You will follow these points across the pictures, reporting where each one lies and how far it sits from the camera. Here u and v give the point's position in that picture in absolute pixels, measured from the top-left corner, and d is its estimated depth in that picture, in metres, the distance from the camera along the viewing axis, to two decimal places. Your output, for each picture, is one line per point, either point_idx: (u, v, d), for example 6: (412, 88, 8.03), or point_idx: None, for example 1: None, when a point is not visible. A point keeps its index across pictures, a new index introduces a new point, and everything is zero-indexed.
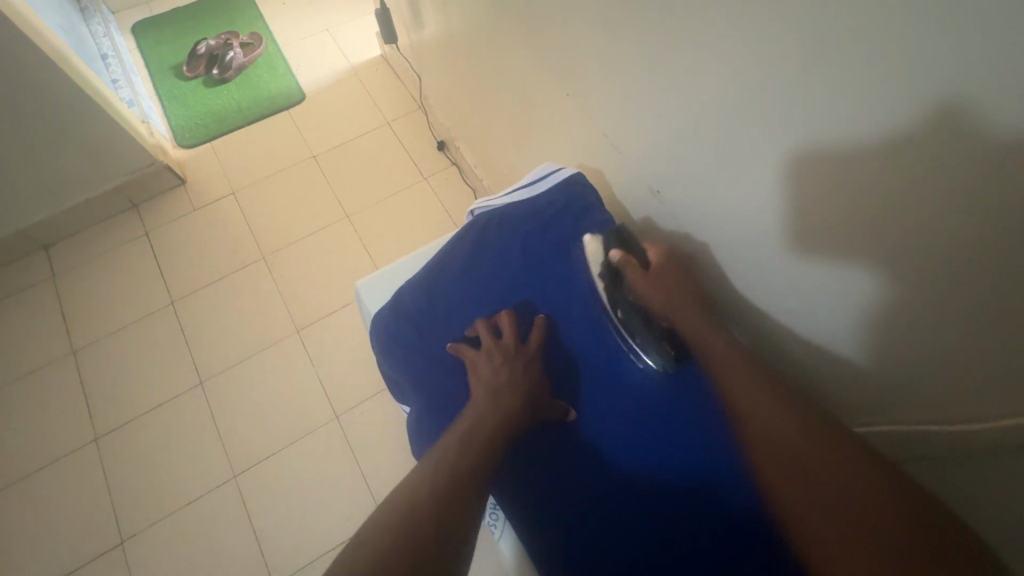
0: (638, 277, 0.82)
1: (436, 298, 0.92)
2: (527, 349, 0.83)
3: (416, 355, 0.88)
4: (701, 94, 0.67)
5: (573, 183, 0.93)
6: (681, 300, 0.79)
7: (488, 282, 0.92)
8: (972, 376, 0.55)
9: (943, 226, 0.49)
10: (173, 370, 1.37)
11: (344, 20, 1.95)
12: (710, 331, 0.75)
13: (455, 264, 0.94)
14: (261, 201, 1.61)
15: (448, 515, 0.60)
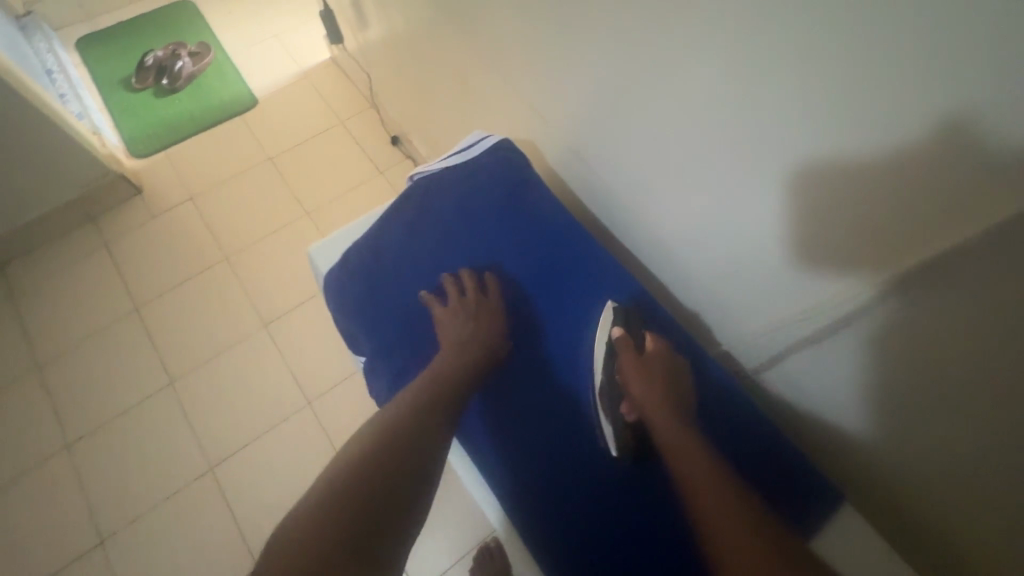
0: (628, 361, 0.74)
1: (388, 258, 0.83)
2: (490, 306, 0.80)
3: (370, 317, 0.81)
4: (700, 95, 0.66)
5: (516, 150, 0.83)
6: (665, 397, 0.70)
7: (441, 250, 0.83)
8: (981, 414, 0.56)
9: (946, 241, 0.51)
10: (142, 374, 1.42)
11: (291, 24, 1.98)
12: (682, 428, 0.67)
13: (404, 221, 0.84)
14: (221, 205, 1.65)
15: (399, 477, 0.63)
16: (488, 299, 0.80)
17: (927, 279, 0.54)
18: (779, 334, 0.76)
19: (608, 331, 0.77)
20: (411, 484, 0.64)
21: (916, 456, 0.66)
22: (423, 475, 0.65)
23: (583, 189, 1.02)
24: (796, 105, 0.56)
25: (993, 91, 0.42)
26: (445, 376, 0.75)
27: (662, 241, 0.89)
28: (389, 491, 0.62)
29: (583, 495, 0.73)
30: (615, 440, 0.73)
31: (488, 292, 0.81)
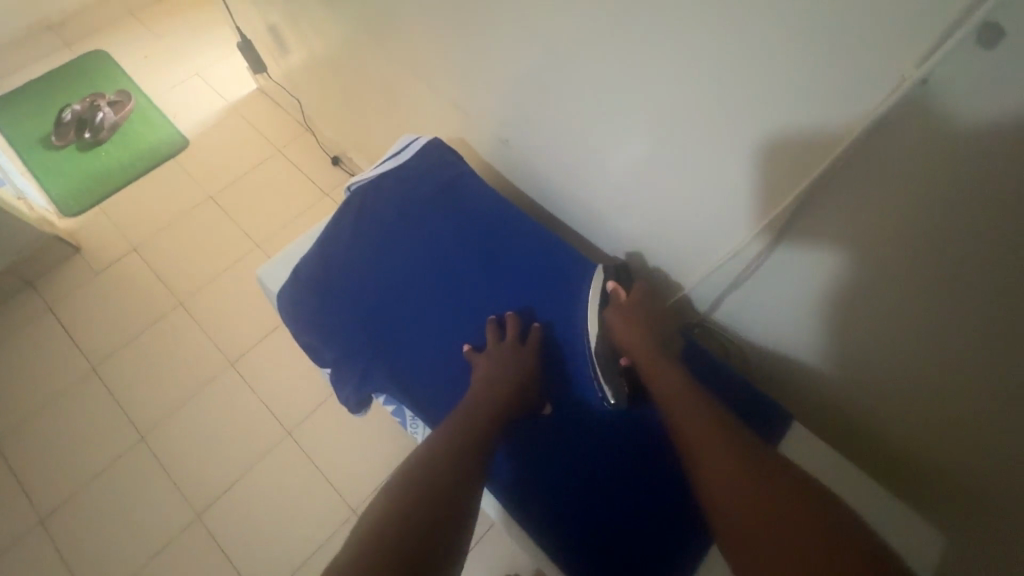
0: (614, 311, 0.74)
1: (365, 278, 0.77)
2: (533, 348, 0.73)
3: (354, 344, 0.74)
4: (667, 93, 0.66)
5: (465, 166, 0.83)
6: (652, 342, 0.71)
7: (425, 268, 0.78)
8: (952, 354, 0.61)
9: (906, 203, 0.54)
10: (110, 433, 1.38)
11: (212, 59, 1.95)
12: (664, 366, 0.69)
13: (379, 242, 0.79)
14: (166, 250, 1.62)
15: (434, 539, 0.53)
16: (529, 341, 0.74)
17: (832, 208, 0.61)
18: (726, 278, 0.81)
19: (601, 285, 0.77)
20: (450, 551, 0.53)
21: (899, 399, 0.71)
22: (460, 542, 0.55)
23: (516, 172, 1.05)
24: (767, 93, 0.57)
25: (856, 46, 0.48)
26: (484, 422, 0.66)
27: (598, 210, 0.93)
28: (435, 536, 0.53)
29: (599, 464, 0.71)
30: (611, 387, 0.72)
31: (529, 333, 0.75)
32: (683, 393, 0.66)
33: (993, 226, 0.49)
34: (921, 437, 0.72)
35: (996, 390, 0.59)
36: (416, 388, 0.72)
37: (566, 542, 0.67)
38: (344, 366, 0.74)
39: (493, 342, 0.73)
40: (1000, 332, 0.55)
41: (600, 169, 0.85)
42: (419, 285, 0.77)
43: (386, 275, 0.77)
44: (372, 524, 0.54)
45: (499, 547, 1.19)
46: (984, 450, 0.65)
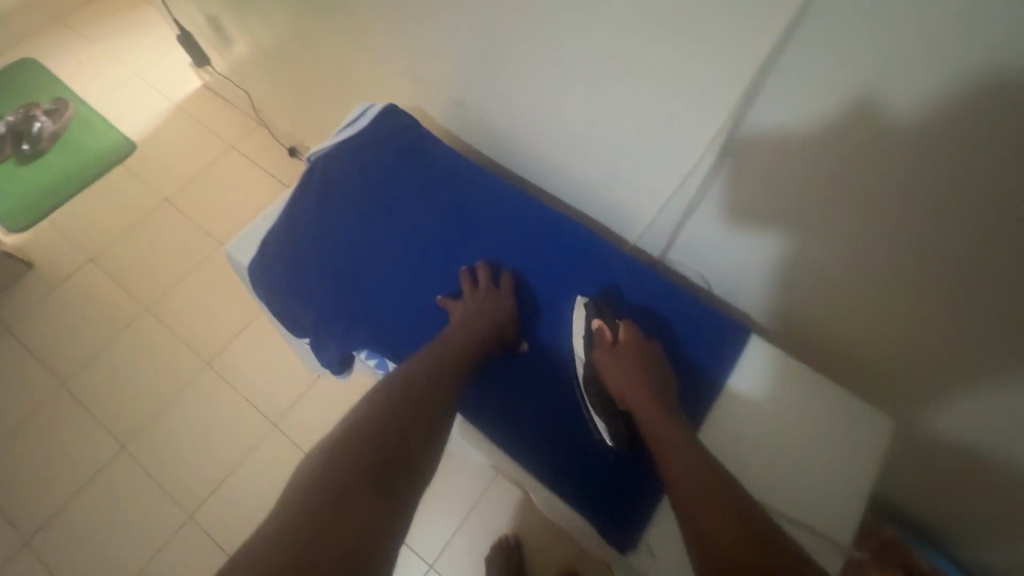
0: (603, 354, 0.69)
1: (332, 242, 0.76)
2: (509, 295, 0.74)
3: (325, 306, 0.73)
4: (608, 35, 0.68)
5: (421, 128, 0.83)
6: (647, 388, 0.65)
7: (391, 230, 0.77)
8: (888, 262, 0.65)
9: (836, 121, 0.57)
10: (89, 446, 1.35)
11: (152, 59, 1.88)
12: (659, 418, 0.62)
13: (343, 208, 0.78)
14: (126, 258, 1.57)
15: (391, 466, 0.55)
16: (504, 285, 0.75)
17: (760, 128, 0.64)
18: (676, 215, 0.84)
19: (585, 321, 0.72)
20: (408, 476, 0.55)
21: (848, 313, 0.75)
22: (419, 467, 0.57)
23: (475, 137, 1.05)
24: (698, 25, 0.59)
25: None
26: (456, 361, 0.67)
27: (557, 164, 0.94)
28: (392, 469, 0.54)
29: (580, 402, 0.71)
30: (609, 430, 0.66)
31: (501, 279, 0.75)
32: (681, 449, 0.58)
33: (908, 125, 0.53)
34: (867, 346, 0.76)
35: (928, 288, 0.64)
36: (393, 344, 0.72)
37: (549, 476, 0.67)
38: (316, 327, 0.73)
39: (468, 289, 0.74)
40: (926, 229, 0.59)
41: (551, 121, 0.87)
42: (387, 246, 0.76)
43: (353, 239, 0.77)
44: (333, 446, 0.56)
45: (495, 510, 1.24)
46: (923, 346, 0.70)
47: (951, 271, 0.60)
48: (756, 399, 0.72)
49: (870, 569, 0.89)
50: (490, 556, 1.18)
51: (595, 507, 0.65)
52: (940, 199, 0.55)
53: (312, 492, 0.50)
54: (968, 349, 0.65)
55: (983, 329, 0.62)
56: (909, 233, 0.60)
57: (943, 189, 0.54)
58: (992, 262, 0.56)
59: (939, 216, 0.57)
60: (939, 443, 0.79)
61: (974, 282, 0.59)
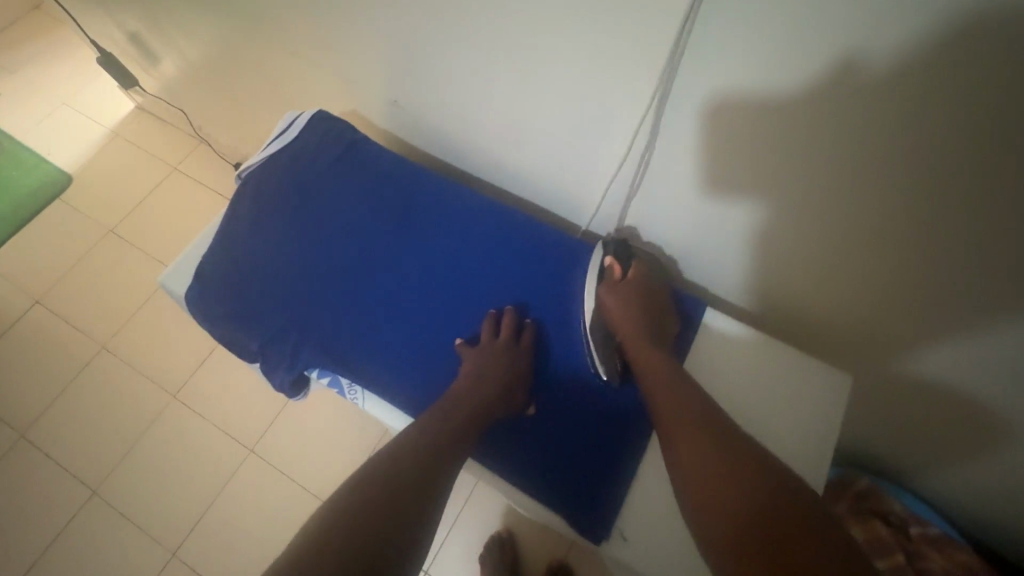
0: (609, 289, 0.70)
1: (275, 263, 0.73)
2: (527, 347, 0.68)
3: (277, 329, 0.71)
4: (528, 17, 0.65)
5: (354, 133, 0.81)
6: (652, 327, 0.67)
7: (336, 241, 0.75)
8: (831, 214, 0.66)
9: (762, 80, 0.57)
10: (58, 495, 1.30)
11: (77, 85, 1.79)
12: (660, 356, 0.64)
13: (285, 225, 0.75)
14: (75, 296, 1.51)
15: (404, 519, 0.51)
16: (523, 341, 0.69)
17: (689, 97, 0.63)
18: (621, 195, 0.83)
19: (599, 260, 0.73)
20: (415, 542, 0.50)
21: (800, 269, 0.75)
22: (423, 532, 0.51)
23: (415, 134, 1.02)
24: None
25: None
26: (468, 421, 0.62)
27: (499, 155, 0.92)
28: (404, 515, 0.51)
29: (549, 394, 0.69)
30: (604, 362, 0.67)
31: (523, 331, 0.70)
32: (676, 387, 0.60)
33: (842, 77, 0.52)
34: (822, 301, 0.78)
35: (876, 236, 0.65)
36: (350, 359, 0.69)
37: (523, 474, 0.65)
38: (269, 352, 0.70)
39: (489, 335, 0.69)
40: (861, 177, 0.60)
41: (488, 113, 0.85)
42: (335, 260, 0.74)
43: (299, 256, 0.74)
44: (336, 508, 0.50)
45: (483, 509, 1.24)
46: (873, 290, 0.71)
47: (896, 217, 0.61)
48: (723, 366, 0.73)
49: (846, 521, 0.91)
50: (483, 556, 1.17)
51: (572, 499, 0.64)
52: (880, 147, 0.56)
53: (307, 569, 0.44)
54: (920, 292, 0.67)
55: (934, 271, 0.64)
56: (854, 185, 0.61)
57: (883, 137, 0.55)
58: (936, 202, 0.57)
59: (880, 165, 0.57)
60: (902, 388, 0.81)
61: (920, 226, 0.60)
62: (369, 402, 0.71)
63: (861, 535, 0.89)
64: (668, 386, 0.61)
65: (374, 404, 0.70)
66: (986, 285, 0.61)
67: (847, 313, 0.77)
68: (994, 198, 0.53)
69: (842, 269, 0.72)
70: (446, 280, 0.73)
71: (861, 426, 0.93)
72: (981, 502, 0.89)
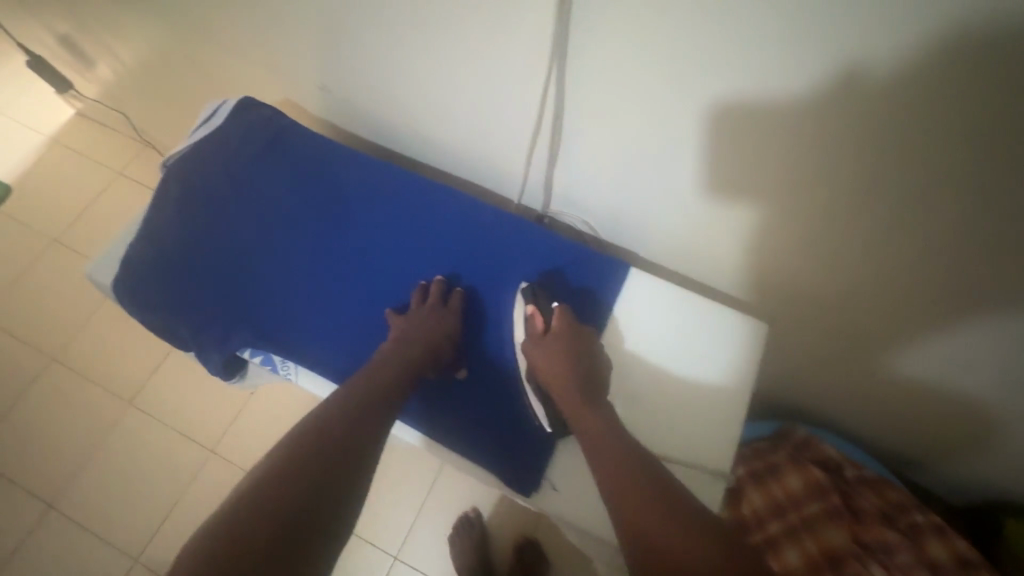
0: (536, 342, 0.67)
1: (203, 246, 0.74)
2: (455, 314, 0.70)
3: (205, 313, 0.71)
4: None
5: (276, 119, 0.81)
6: (582, 379, 0.63)
7: (265, 223, 0.75)
8: (734, 172, 0.69)
9: (645, 47, 0.59)
10: (10, 511, 1.27)
11: (14, 95, 1.74)
12: (588, 413, 0.61)
13: (211, 210, 0.75)
14: (18, 309, 1.47)
15: (327, 482, 0.52)
16: (450, 304, 0.71)
17: (587, 67, 0.65)
18: (545, 166, 0.85)
19: (523, 307, 0.70)
20: (339, 503, 0.52)
21: (718, 226, 0.78)
22: (349, 496, 0.53)
23: (349, 120, 1.02)
24: None
25: None
26: (401, 377, 0.64)
27: (429, 136, 0.93)
28: (328, 478, 0.52)
29: (481, 359, 0.71)
30: (547, 419, 0.65)
31: (450, 296, 0.72)
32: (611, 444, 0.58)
33: (718, 38, 0.54)
34: (741, 255, 0.81)
35: (781, 187, 0.67)
36: (282, 337, 0.70)
37: (456, 434, 0.68)
38: (200, 335, 0.71)
39: (418, 303, 0.71)
40: (752, 133, 0.62)
41: (411, 91, 0.85)
42: (263, 242, 0.74)
43: (226, 241, 0.74)
44: (288, 452, 0.54)
45: (450, 490, 1.25)
46: (785, 242, 0.75)
47: (795, 167, 0.64)
48: (649, 319, 0.76)
49: (783, 468, 0.95)
50: (453, 536, 1.18)
51: (503, 454, 0.66)
52: (771, 100, 0.58)
53: (238, 508, 0.48)
54: (828, 238, 0.70)
55: (836, 215, 0.67)
56: (753, 139, 0.63)
57: (771, 90, 0.57)
58: (821, 151, 0.60)
59: (773, 118, 0.59)
60: (825, 330, 0.86)
61: (817, 173, 0.63)
62: (303, 375, 0.72)
63: (799, 482, 0.93)
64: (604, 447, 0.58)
65: (308, 378, 0.71)
66: (880, 224, 0.65)
67: (767, 266, 0.80)
68: (876, 140, 0.56)
69: (755, 224, 0.75)
70: (375, 255, 0.75)
71: (796, 373, 0.98)
72: (907, 433, 0.95)
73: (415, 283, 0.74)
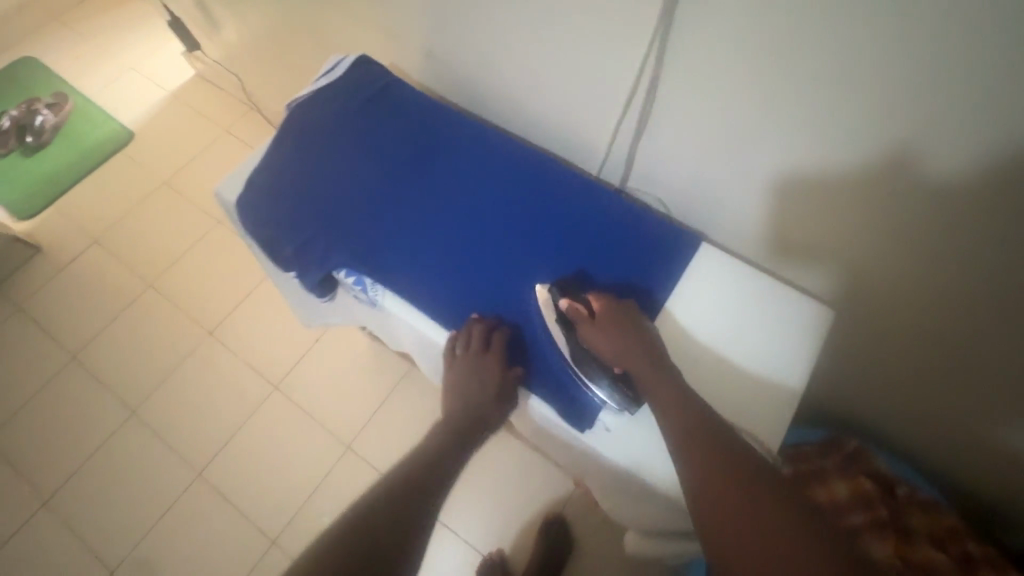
0: (588, 327, 0.68)
1: (312, 177, 0.82)
2: (498, 354, 0.72)
3: (310, 234, 0.80)
4: None
5: (388, 76, 0.90)
6: (641, 346, 0.66)
7: (369, 163, 0.83)
8: (821, 163, 0.68)
9: (746, 29, 0.61)
10: (99, 413, 1.42)
11: (147, 53, 1.96)
12: (663, 373, 0.64)
13: (324, 147, 0.84)
14: (126, 238, 1.64)
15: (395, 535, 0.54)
16: (493, 344, 0.72)
17: (684, 46, 0.67)
18: (627, 144, 0.88)
19: (554, 303, 0.72)
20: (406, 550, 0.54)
21: (796, 219, 0.78)
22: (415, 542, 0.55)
23: (443, 88, 1.09)
24: None
25: None
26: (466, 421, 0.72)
27: (518, 107, 0.98)
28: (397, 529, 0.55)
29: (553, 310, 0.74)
30: (619, 399, 0.68)
31: (494, 336, 0.73)
32: (683, 409, 0.61)
33: (821, 24, 0.55)
34: (812, 253, 0.80)
35: (862, 182, 0.67)
36: (375, 264, 0.78)
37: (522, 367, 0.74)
38: (306, 252, 0.80)
39: (463, 348, 0.73)
40: (841, 125, 0.63)
41: (506, 63, 0.91)
42: (366, 179, 0.82)
43: (333, 175, 0.82)
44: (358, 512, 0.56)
45: (490, 456, 1.30)
46: (865, 241, 0.74)
47: (880, 160, 0.63)
48: (713, 296, 0.78)
49: (829, 475, 0.94)
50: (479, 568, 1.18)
51: (564, 395, 0.72)
52: (866, 88, 0.58)
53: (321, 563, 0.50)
54: (907, 241, 0.69)
55: (920, 217, 0.66)
56: (840, 129, 0.63)
57: (868, 77, 0.57)
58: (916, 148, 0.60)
59: (865, 108, 0.59)
60: (892, 340, 0.83)
61: (905, 171, 0.62)
62: (387, 295, 0.79)
63: (846, 490, 0.91)
64: (677, 412, 0.61)
65: (392, 302, 0.79)
66: (972, 229, 0.63)
67: (842, 265, 0.79)
68: (977, 132, 0.55)
69: (836, 221, 0.74)
70: (463, 203, 0.81)
71: (854, 382, 0.96)
72: (970, 460, 0.91)
73: (496, 233, 0.79)
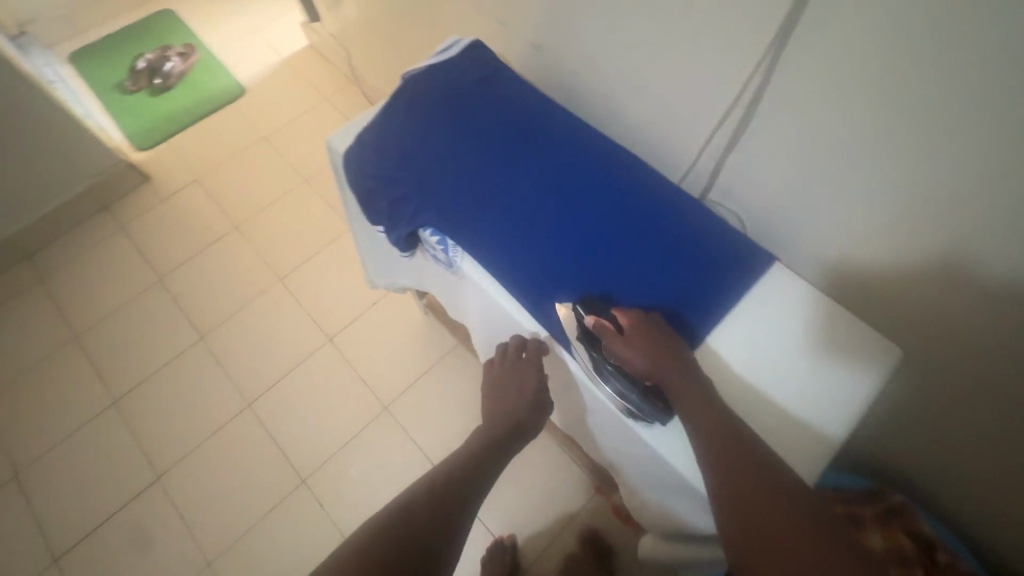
0: (617, 342, 0.69)
1: (416, 140, 0.89)
2: (534, 365, 0.82)
3: (405, 191, 0.87)
4: None
5: (498, 61, 0.96)
6: (669, 355, 0.68)
7: (468, 136, 0.89)
8: (914, 201, 0.68)
9: (865, 54, 0.62)
10: (173, 332, 1.56)
11: (270, 20, 2.14)
12: (692, 386, 0.66)
13: (430, 114, 0.91)
14: (223, 181, 1.80)
15: (442, 522, 0.60)
16: (528, 350, 0.82)
17: (795, 65, 0.69)
18: (714, 158, 0.89)
19: (582, 320, 0.73)
20: (450, 536, 0.60)
21: (875, 257, 0.77)
22: (456, 532, 0.61)
23: (541, 82, 1.14)
24: None
25: None
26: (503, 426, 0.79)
27: (611, 109, 1.02)
28: (443, 517, 0.61)
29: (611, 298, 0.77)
30: (653, 413, 0.69)
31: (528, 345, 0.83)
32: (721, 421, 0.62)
33: (944, 57, 0.56)
34: (886, 294, 0.79)
35: (960, 223, 0.65)
36: (458, 227, 0.84)
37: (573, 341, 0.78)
38: (401, 206, 0.87)
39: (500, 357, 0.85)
40: (945, 164, 0.62)
41: (608, 65, 0.95)
42: (462, 148, 0.88)
43: (435, 141, 0.89)
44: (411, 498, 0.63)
45: None
46: (947, 290, 0.72)
47: (984, 206, 0.62)
48: (775, 318, 0.78)
49: (865, 523, 0.92)
50: (487, 556, 1.19)
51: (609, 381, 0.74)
52: (974, 128, 0.58)
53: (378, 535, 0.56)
54: (995, 294, 0.67)
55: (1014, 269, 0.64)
56: (940, 169, 0.63)
57: (984, 118, 0.57)
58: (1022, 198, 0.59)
59: (975, 148, 0.59)
60: (959, 398, 0.80)
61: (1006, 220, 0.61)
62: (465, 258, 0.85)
63: (881, 541, 0.89)
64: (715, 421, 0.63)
65: (470, 266, 0.85)
66: None
67: (918, 311, 0.77)
68: None
69: (918, 264, 0.73)
70: (546, 185, 0.86)
71: (909, 437, 0.93)
72: None
73: (572, 216, 0.83)
